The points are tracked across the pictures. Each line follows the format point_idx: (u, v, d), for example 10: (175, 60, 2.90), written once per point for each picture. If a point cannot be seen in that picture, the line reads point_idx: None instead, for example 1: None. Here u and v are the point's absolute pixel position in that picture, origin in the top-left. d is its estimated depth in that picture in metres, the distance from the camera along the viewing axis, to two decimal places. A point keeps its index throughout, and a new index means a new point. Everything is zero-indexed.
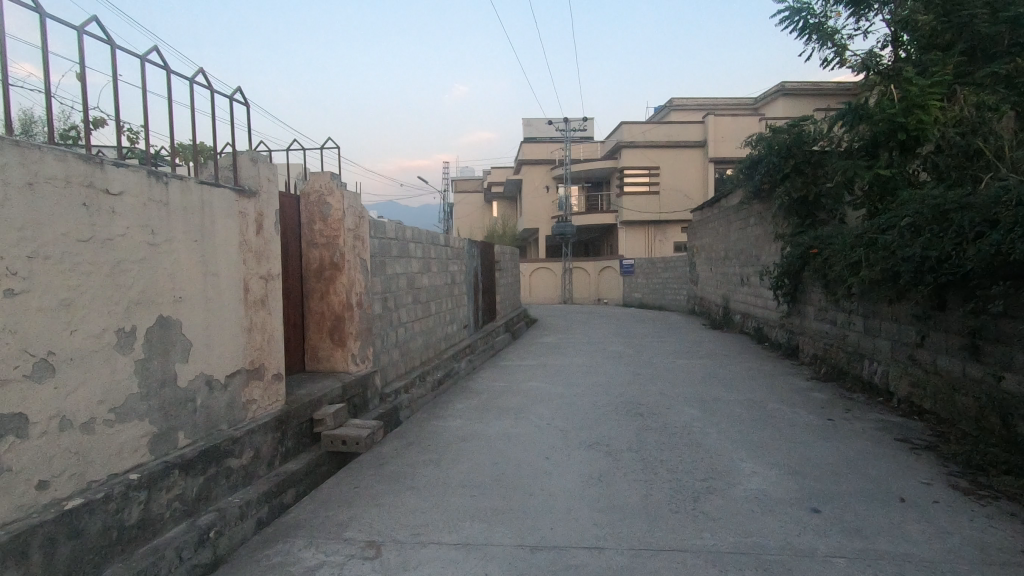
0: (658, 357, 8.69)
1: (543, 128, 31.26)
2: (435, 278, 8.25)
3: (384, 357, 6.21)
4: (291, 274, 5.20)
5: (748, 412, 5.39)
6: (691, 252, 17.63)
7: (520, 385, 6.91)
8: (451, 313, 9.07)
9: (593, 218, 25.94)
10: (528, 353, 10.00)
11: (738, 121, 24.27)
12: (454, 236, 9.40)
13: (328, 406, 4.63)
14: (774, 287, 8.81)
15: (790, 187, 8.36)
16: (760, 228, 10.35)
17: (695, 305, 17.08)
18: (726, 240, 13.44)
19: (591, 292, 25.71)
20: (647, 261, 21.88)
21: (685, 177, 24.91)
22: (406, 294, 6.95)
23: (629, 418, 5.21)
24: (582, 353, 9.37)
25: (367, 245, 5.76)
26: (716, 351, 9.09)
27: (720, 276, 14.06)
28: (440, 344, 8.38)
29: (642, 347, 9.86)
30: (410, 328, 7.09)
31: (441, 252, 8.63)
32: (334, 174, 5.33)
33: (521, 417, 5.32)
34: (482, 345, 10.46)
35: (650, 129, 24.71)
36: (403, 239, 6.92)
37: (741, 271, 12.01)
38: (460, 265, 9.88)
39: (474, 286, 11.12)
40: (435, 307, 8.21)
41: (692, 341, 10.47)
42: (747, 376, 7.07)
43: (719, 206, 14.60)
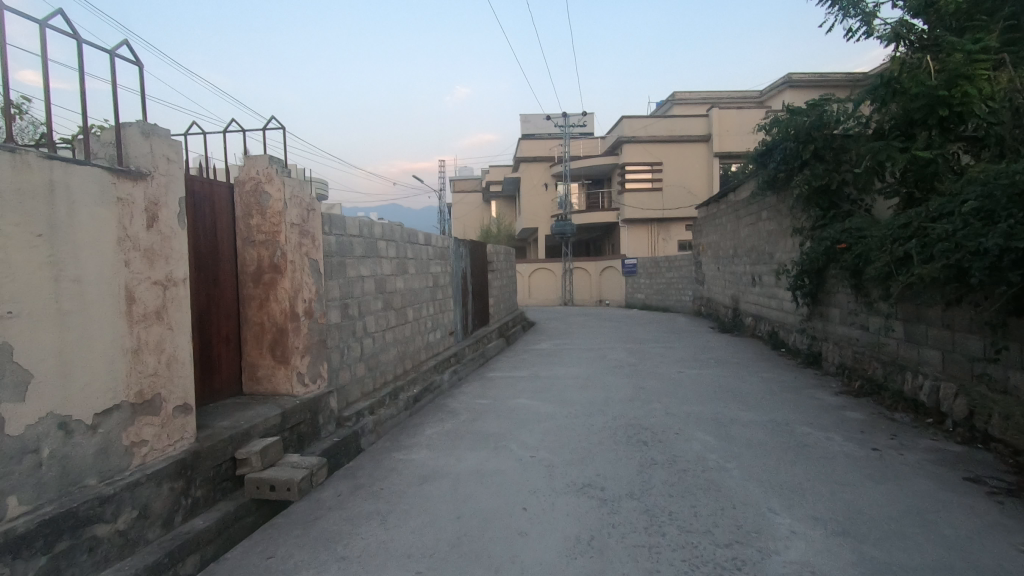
0: (663, 367, 7.81)
1: (542, 124, 30.37)
2: (413, 281, 7.39)
3: (345, 374, 5.35)
4: (220, 278, 4.33)
5: (772, 439, 4.50)
6: (697, 251, 16.73)
7: (505, 403, 6.04)
8: (433, 320, 8.21)
9: (593, 216, 25.05)
10: (521, 362, 9.13)
11: (744, 114, 23.36)
12: (437, 235, 8.54)
13: (258, 440, 3.76)
14: (792, 287, 7.91)
15: (810, 175, 7.45)
16: (775, 222, 9.44)
17: (701, 306, 16.17)
18: (735, 237, 12.52)
19: (592, 293, 24.81)
20: (650, 261, 20.96)
21: (689, 172, 23.99)
22: (375, 299, 6.10)
23: (629, 448, 4.34)
24: (579, 363, 8.49)
25: (319, 243, 4.88)
26: (728, 359, 8.19)
27: (729, 276, 13.13)
28: (419, 354, 7.52)
29: (646, 355, 8.97)
30: (381, 339, 6.24)
31: (421, 252, 7.77)
32: (274, 158, 4.45)
33: (500, 447, 4.46)
34: (470, 353, 9.58)
35: (653, 123, 23.79)
36: (371, 237, 6.07)
37: (752, 270, 11.10)
38: (445, 266, 9.01)
39: (462, 289, 10.23)
40: (413, 314, 7.34)
41: (699, 347, 9.57)
42: (764, 391, 6.17)
43: (727, 202, 13.67)
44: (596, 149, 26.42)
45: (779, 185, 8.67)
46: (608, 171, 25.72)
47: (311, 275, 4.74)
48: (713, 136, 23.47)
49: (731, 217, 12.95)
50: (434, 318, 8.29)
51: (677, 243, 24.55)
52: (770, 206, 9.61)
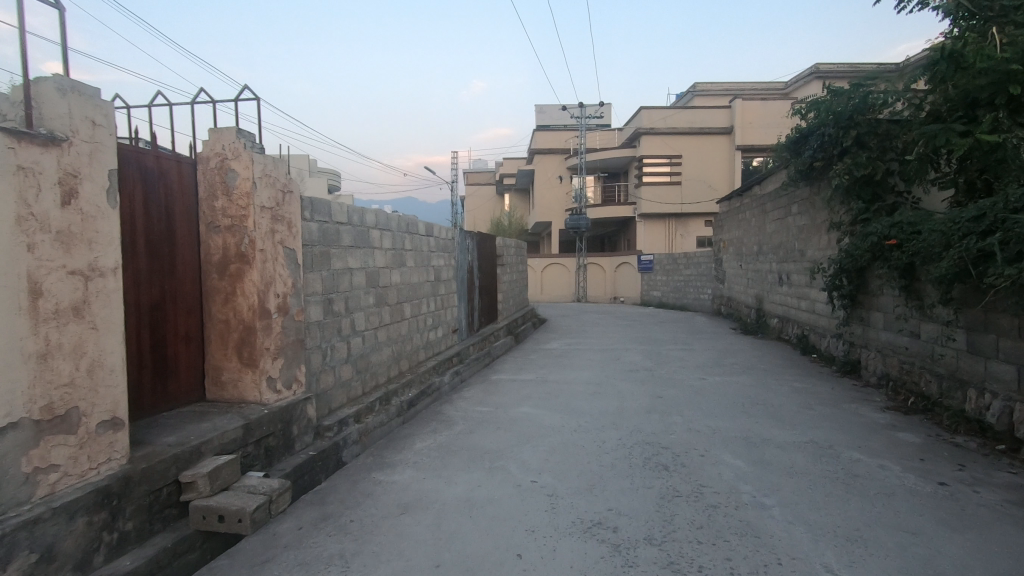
0: (683, 373, 7.14)
1: (558, 115, 29.60)
2: (411, 275, 6.80)
3: (327, 378, 4.79)
4: (178, 269, 3.78)
5: (816, 465, 3.85)
6: (718, 247, 15.96)
7: (507, 412, 5.44)
8: (434, 318, 7.63)
9: (609, 211, 24.30)
10: (529, 363, 8.52)
11: (768, 105, 22.41)
12: (439, 226, 7.93)
13: (209, 459, 3.20)
14: (827, 288, 7.19)
15: (851, 164, 6.71)
16: (808, 217, 8.69)
17: (722, 306, 15.40)
18: (761, 233, 11.74)
19: (607, 290, 24.10)
20: (667, 257, 20.20)
21: (709, 166, 23.11)
22: (365, 294, 5.52)
23: (646, 474, 3.71)
24: (591, 366, 7.85)
25: (296, 230, 4.31)
26: (754, 365, 7.51)
27: (752, 275, 12.37)
28: (418, 354, 6.95)
29: (663, 358, 8.31)
30: (372, 338, 5.67)
31: (421, 243, 7.18)
32: (242, 131, 3.88)
33: (496, 468, 3.87)
34: (475, 353, 8.99)
35: (673, 114, 22.92)
36: (362, 226, 5.48)
37: (780, 269, 10.35)
38: (449, 259, 8.41)
39: (468, 284, 9.63)
40: (410, 310, 6.76)
41: (721, 350, 8.88)
42: (799, 405, 5.49)
43: (752, 196, 12.87)
44: (612, 141, 25.61)
45: (815, 176, 7.92)
46: (625, 163, 24.91)
47: (285, 266, 4.17)
48: (736, 128, 22.55)
49: (757, 212, 12.17)
50: (435, 315, 7.71)
51: (696, 239, 23.71)
52: (803, 200, 8.85)
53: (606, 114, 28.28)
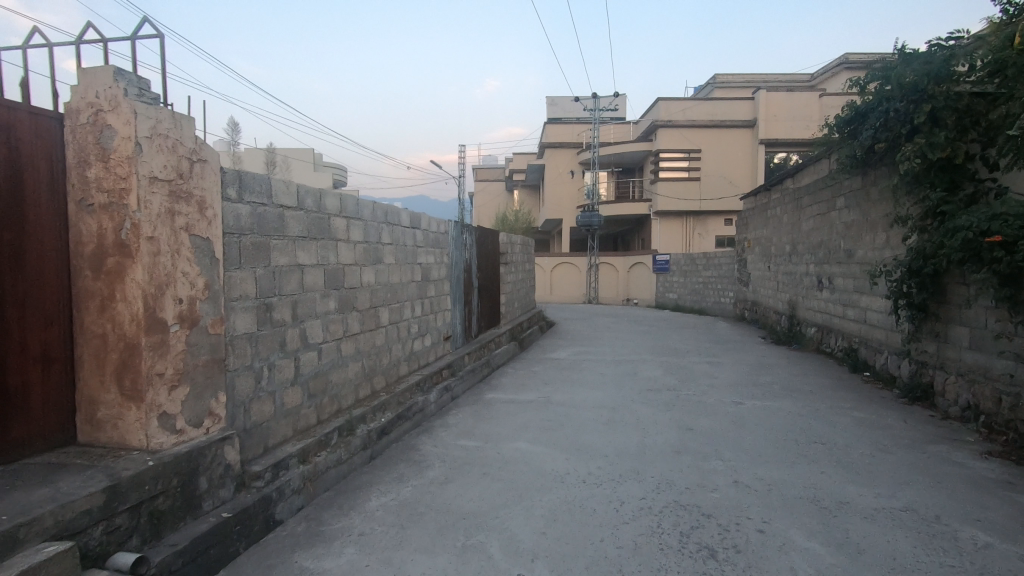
0: (714, 395, 5.97)
1: (570, 108, 28.41)
2: (390, 273, 5.71)
3: (262, 407, 3.70)
4: (32, 263, 2.71)
5: (926, 554, 2.70)
6: (742, 247, 14.71)
7: (498, 449, 4.32)
8: (419, 324, 6.52)
9: (623, 208, 23.09)
10: (531, 376, 7.40)
11: (794, 97, 21.07)
12: (429, 217, 6.82)
13: (28, 552, 2.12)
14: (891, 295, 5.96)
15: (927, 144, 5.47)
16: (859, 211, 7.46)
17: (746, 311, 14.17)
18: (795, 231, 10.50)
19: (619, 291, 22.89)
20: (685, 257, 18.95)
21: (730, 161, 21.81)
22: (323, 297, 4.43)
23: (684, 566, 2.58)
24: (604, 383, 6.71)
25: (214, 212, 3.23)
26: (798, 386, 6.32)
27: (783, 278, 11.13)
28: (397, 369, 5.85)
29: (689, 374, 7.15)
30: (332, 352, 4.58)
31: (404, 235, 6.07)
32: (126, 73, 2.79)
33: (469, 550, 2.74)
34: (470, 363, 7.88)
35: (693, 106, 21.62)
36: (319, 212, 4.39)
37: (819, 271, 9.12)
38: (440, 255, 7.28)
39: (464, 284, 8.52)
40: (388, 316, 5.66)
41: (754, 365, 7.69)
42: (868, 446, 4.30)
43: (783, 190, 11.60)
44: (627, 135, 24.36)
45: (875, 163, 6.66)
46: (640, 158, 23.66)
47: (193, 261, 3.08)
48: (760, 121, 21.22)
49: (790, 208, 10.92)
50: (421, 321, 6.59)
51: (715, 239, 22.41)
52: (854, 192, 7.60)
53: (621, 107, 27.01)
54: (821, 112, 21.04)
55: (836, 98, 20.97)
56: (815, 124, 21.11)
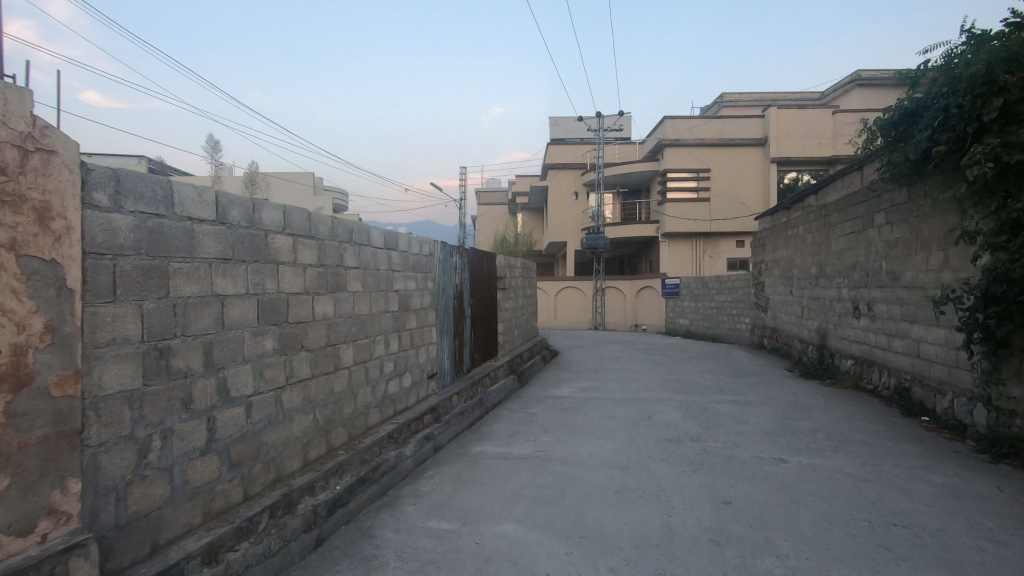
0: (748, 449, 4.93)
1: (574, 129, 27.81)
2: (355, 304, 4.77)
3: (151, 490, 2.71)
4: None
5: None
6: (759, 269, 13.73)
7: (477, 535, 3.29)
8: (395, 361, 5.55)
9: (629, 229, 22.20)
10: (527, 420, 6.38)
11: (806, 114, 20.33)
12: (408, 237, 5.91)
13: None
14: (961, 326, 4.93)
15: (1005, 144, 4.49)
16: (906, 228, 6.48)
17: (765, 338, 13.09)
18: (822, 252, 9.51)
19: (627, 317, 21.84)
20: (696, 280, 17.93)
21: (741, 181, 20.96)
22: (254, 337, 3.46)
23: None
24: (614, 431, 5.66)
25: (67, 224, 2.31)
26: (847, 437, 5.26)
27: (810, 303, 10.11)
28: (364, 418, 4.86)
29: (713, 419, 6.12)
30: (269, 405, 3.60)
31: (375, 257, 5.14)
32: None
33: None
34: (459, 404, 6.86)
35: (701, 123, 20.88)
36: (252, 228, 3.46)
37: (854, 296, 8.10)
38: (423, 280, 6.34)
39: (453, 313, 7.55)
40: (352, 354, 4.70)
41: (787, 406, 6.63)
42: (968, 532, 3.25)
43: (806, 207, 10.64)
44: (633, 155, 23.63)
45: (929, 170, 5.69)
46: (646, 178, 22.88)
47: (23, 294, 2.14)
48: (771, 139, 20.44)
49: (816, 227, 9.95)
50: (398, 357, 5.62)
51: (726, 261, 21.41)
52: (900, 206, 6.63)
53: (626, 127, 26.37)
54: (835, 129, 20.25)
55: (850, 115, 20.20)
56: (829, 141, 20.29)
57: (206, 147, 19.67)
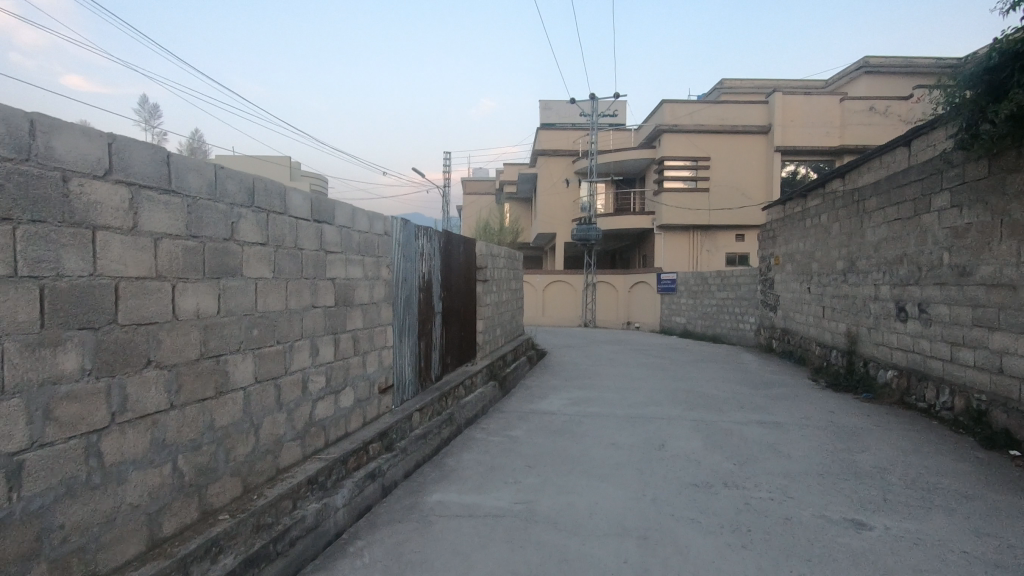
0: (806, 504, 3.59)
1: (566, 114, 26.33)
2: (257, 296, 3.32)
3: None
4: None
5: None
6: (768, 264, 12.46)
7: None
8: (327, 375, 4.11)
9: (623, 220, 20.88)
10: (506, 448, 4.98)
11: (813, 101, 19.13)
12: (350, 207, 4.46)
13: None
14: None
15: None
16: (985, 210, 5.18)
17: (775, 341, 11.84)
18: (853, 243, 8.21)
19: (619, 314, 20.54)
20: (694, 276, 16.67)
21: (742, 171, 19.72)
22: (32, 350, 2.03)
23: None
24: (618, 470, 4.29)
25: None
26: (931, 482, 3.95)
27: (835, 303, 8.81)
28: (270, 459, 3.42)
29: (744, 450, 4.77)
30: (68, 464, 2.16)
31: (294, 232, 3.70)
32: None
33: None
34: (420, 425, 5.46)
35: (702, 108, 19.59)
36: (28, 163, 2.02)
37: (899, 295, 6.81)
38: (373, 266, 4.90)
39: (419, 309, 6.14)
40: (251, 369, 3.25)
41: (830, 432, 5.33)
42: None
43: (830, 193, 9.33)
44: (627, 142, 22.27)
45: None
46: (641, 167, 21.55)
47: None
48: (775, 126, 19.20)
49: (845, 215, 8.62)
50: (331, 369, 4.18)
51: (725, 256, 20.16)
52: (976, 183, 5.32)
53: (620, 113, 24.99)
54: (843, 118, 19.06)
55: (859, 103, 19.01)
56: (836, 130, 19.10)
57: (144, 108, 17.81)
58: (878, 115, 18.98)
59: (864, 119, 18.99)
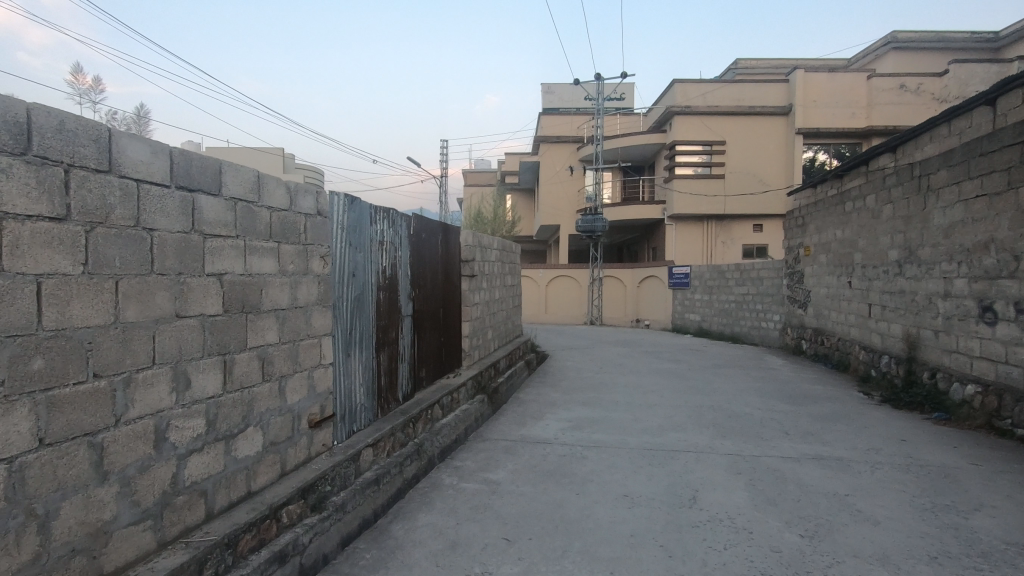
0: None
1: (570, 99, 24.87)
2: (42, 303, 2.01)
3: None
4: None
5: None
6: (797, 256, 11.06)
7: None
8: (207, 416, 2.80)
9: (631, 210, 19.47)
10: (482, 503, 3.67)
11: (837, 79, 17.65)
12: (251, 172, 3.14)
13: None
14: None
15: None
16: None
17: (806, 343, 10.44)
18: (914, 228, 6.81)
19: (627, 311, 19.16)
20: (710, 270, 15.27)
21: (760, 155, 18.25)
22: None
23: None
24: (636, 550, 2.98)
25: None
26: None
27: (891, 301, 7.40)
28: (78, 566, 2.13)
29: (808, 510, 3.44)
30: None
31: (133, 200, 2.38)
32: None
33: None
34: (370, 466, 4.16)
35: (716, 88, 18.15)
36: None
37: (984, 291, 5.44)
38: (296, 256, 3.56)
39: (377, 313, 4.82)
40: (27, 426, 1.95)
41: (919, 477, 3.99)
42: None
43: (878, 170, 7.91)
44: (635, 127, 20.83)
45: None
46: (651, 153, 20.12)
47: None
48: (796, 107, 17.73)
49: (901, 195, 7.22)
50: (217, 406, 2.87)
51: (741, 248, 18.72)
52: None
53: (627, 97, 23.54)
54: (870, 97, 17.55)
55: (888, 80, 17.50)
56: (862, 110, 17.59)
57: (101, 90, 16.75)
58: (909, 94, 17.46)
59: (893, 98, 17.48)
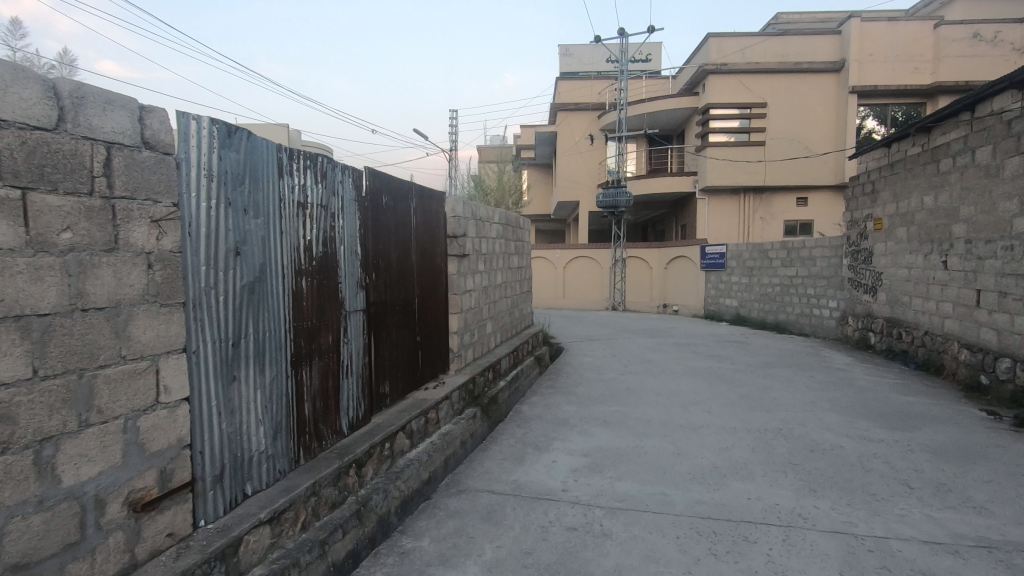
0: None
1: (591, 63, 22.76)
2: None
3: None
4: None
5: None
6: (865, 231, 9.18)
7: None
8: None
9: (659, 184, 17.54)
10: None
11: (898, 28, 15.36)
12: None
13: None
14: None
15: None
16: None
17: (877, 337, 8.62)
18: None
19: (654, 296, 17.34)
20: (750, 249, 13.39)
21: (806, 119, 16.12)
22: None
23: None
24: None
25: None
26: None
27: (1018, 287, 5.55)
28: None
29: None
30: None
31: None
32: None
33: None
34: (258, 556, 2.60)
35: (756, 43, 16.01)
36: None
37: None
38: (78, 217, 1.96)
39: (293, 309, 3.22)
40: None
41: None
42: None
43: (994, 114, 6.02)
44: (663, 91, 18.77)
45: None
46: (680, 120, 18.09)
47: None
48: (849, 62, 15.52)
49: None
50: None
51: (783, 225, 16.69)
52: None
53: (653, 59, 21.42)
54: (937, 49, 15.25)
55: (959, 29, 15.14)
56: (928, 64, 15.32)
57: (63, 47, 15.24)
58: (983, 44, 15.10)
59: (964, 49, 15.16)
